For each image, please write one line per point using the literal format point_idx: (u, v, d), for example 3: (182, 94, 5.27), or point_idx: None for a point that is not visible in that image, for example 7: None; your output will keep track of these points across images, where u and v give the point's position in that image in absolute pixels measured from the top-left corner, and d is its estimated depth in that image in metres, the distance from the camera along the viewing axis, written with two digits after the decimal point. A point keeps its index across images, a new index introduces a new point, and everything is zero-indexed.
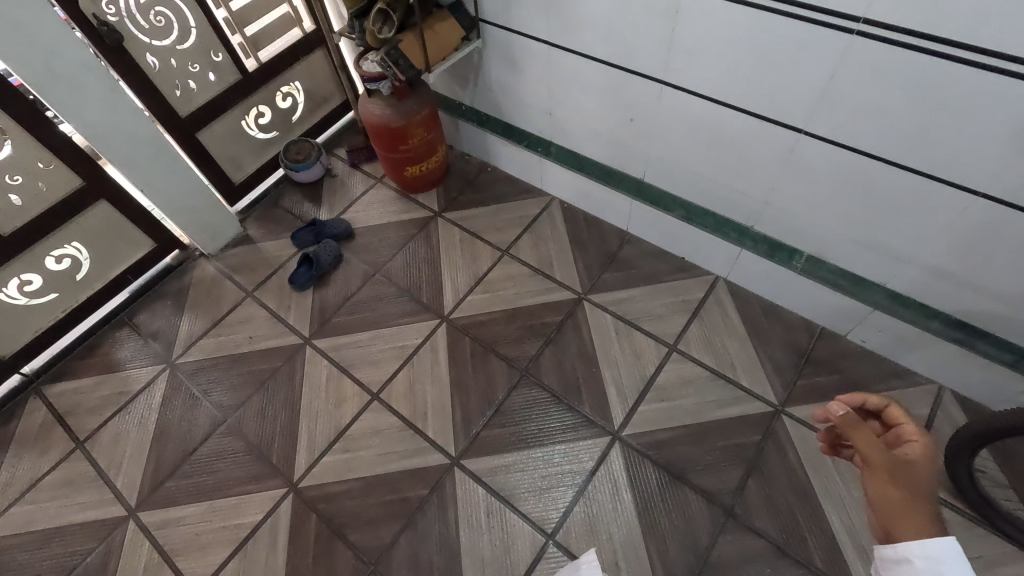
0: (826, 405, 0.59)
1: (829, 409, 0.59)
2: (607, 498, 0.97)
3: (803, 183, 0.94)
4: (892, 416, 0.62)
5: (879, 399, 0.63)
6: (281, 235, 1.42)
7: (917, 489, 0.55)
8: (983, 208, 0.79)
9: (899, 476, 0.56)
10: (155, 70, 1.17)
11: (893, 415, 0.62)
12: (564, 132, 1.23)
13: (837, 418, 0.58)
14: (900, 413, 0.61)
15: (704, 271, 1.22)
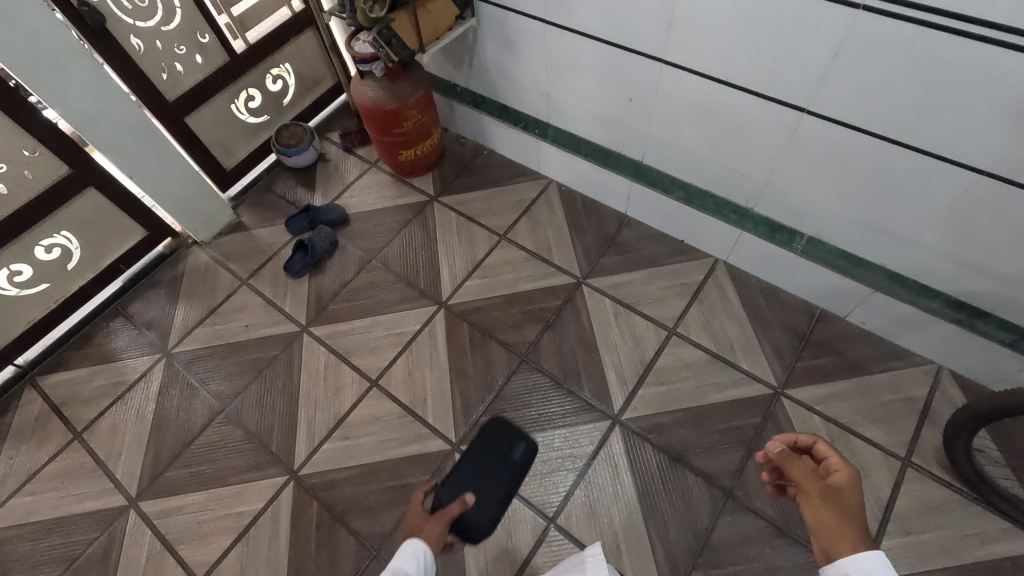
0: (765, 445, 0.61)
1: (768, 448, 0.61)
2: (607, 481, 0.98)
3: (805, 164, 0.92)
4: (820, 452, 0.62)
5: (809, 437, 0.63)
6: (274, 221, 1.40)
7: (850, 516, 0.56)
8: (987, 188, 0.77)
9: (833, 502, 0.57)
10: (140, 52, 1.13)
11: (821, 450, 0.62)
12: (561, 113, 1.21)
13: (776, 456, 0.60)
14: (827, 449, 0.61)
15: (704, 254, 1.21)
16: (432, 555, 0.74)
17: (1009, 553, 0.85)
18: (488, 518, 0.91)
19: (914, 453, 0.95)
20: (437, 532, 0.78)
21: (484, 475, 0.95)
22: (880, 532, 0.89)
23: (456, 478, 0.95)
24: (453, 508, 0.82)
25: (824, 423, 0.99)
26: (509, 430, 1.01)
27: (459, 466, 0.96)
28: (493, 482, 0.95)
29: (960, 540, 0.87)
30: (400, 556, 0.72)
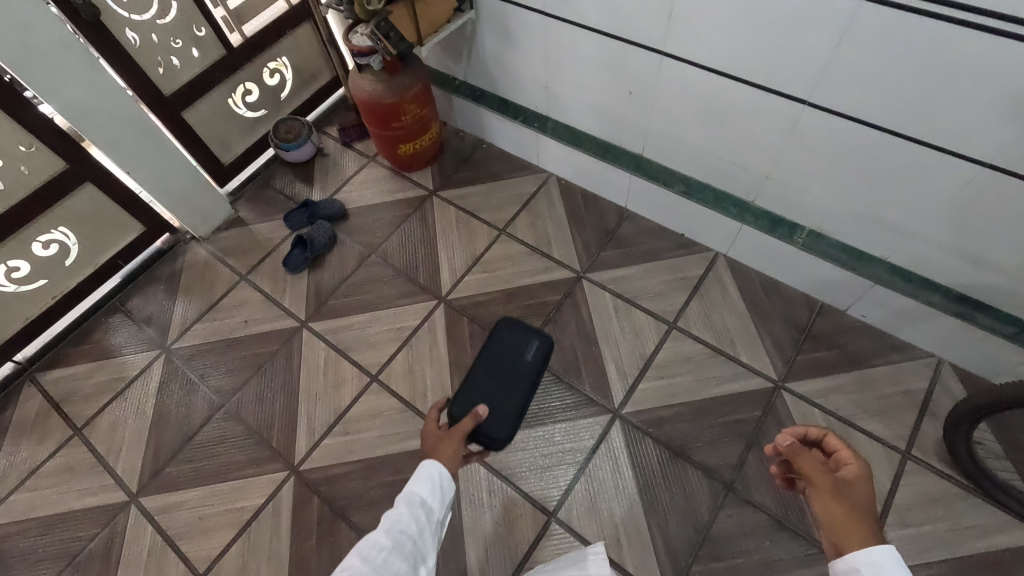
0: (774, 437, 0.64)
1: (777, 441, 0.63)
2: (608, 475, 0.98)
3: (806, 156, 0.92)
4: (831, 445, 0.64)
5: (819, 430, 0.66)
6: (273, 217, 1.39)
7: (862, 509, 0.57)
8: (989, 180, 0.77)
9: (844, 497, 0.58)
10: (136, 46, 1.12)
11: (831, 444, 0.64)
12: (560, 106, 1.20)
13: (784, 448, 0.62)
14: (837, 441, 0.63)
15: (704, 248, 1.21)
16: (450, 474, 0.69)
17: (1008, 545, 0.86)
18: (512, 420, 0.87)
19: (914, 446, 0.95)
20: (453, 450, 0.73)
21: (499, 381, 0.92)
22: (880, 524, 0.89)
23: (469, 393, 0.91)
24: (468, 422, 0.77)
25: (824, 416, 0.99)
26: (518, 333, 0.98)
27: (471, 380, 0.92)
28: (511, 386, 0.91)
29: (960, 532, 0.88)
30: (416, 477, 0.67)
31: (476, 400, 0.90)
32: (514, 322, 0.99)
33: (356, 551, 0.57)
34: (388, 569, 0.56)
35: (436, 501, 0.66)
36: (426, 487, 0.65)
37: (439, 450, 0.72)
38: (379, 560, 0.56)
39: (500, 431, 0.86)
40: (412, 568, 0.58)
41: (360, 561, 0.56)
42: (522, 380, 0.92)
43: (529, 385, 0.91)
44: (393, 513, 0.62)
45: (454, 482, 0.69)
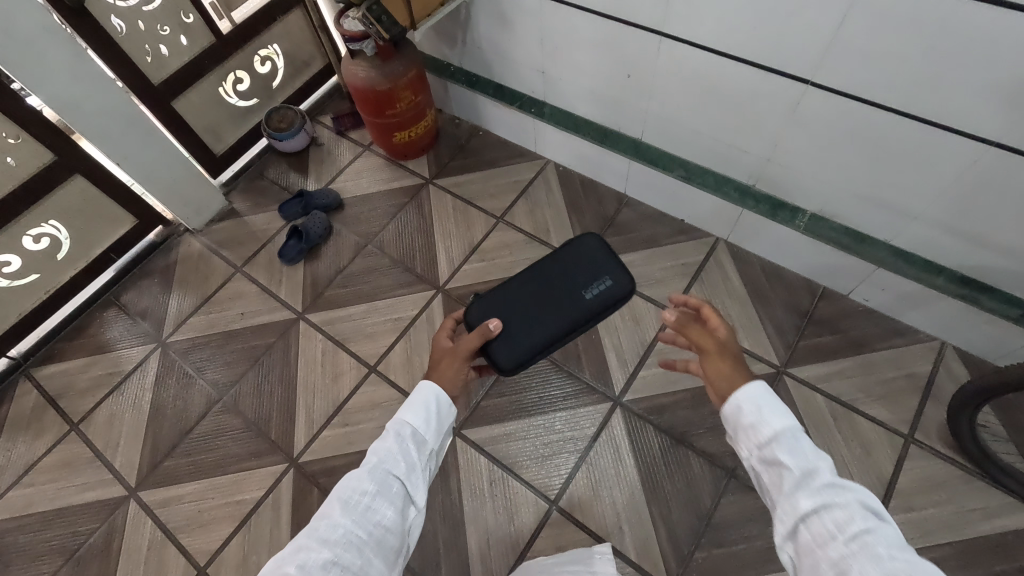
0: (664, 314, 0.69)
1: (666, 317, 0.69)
2: (609, 463, 0.97)
3: (808, 138, 0.90)
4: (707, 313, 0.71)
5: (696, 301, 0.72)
6: (267, 208, 1.37)
7: (739, 360, 0.63)
8: (996, 160, 0.75)
9: (724, 353, 0.64)
10: (121, 34, 1.10)
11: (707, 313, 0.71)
12: (557, 91, 1.18)
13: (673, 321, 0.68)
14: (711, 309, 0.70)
15: (705, 234, 1.19)
16: (448, 399, 0.65)
17: (1011, 528, 0.85)
18: (525, 356, 0.82)
19: (917, 430, 0.94)
20: (451, 374, 0.70)
21: (542, 305, 0.85)
22: (882, 508, 0.89)
23: (503, 303, 0.85)
24: (477, 338, 0.74)
25: (826, 401, 0.99)
26: (587, 263, 0.87)
27: (514, 287, 0.86)
28: (546, 317, 0.84)
29: (963, 515, 0.87)
30: (408, 406, 0.63)
31: (506, 311, 0.85)
32: (601, 248, 0.88)
33: (335, 496, 0.54)
34: (371, 515, 0.53)
35: (429, 432, 0.62)
36: (416, 418, 0.62)
37: (441, 368, 0.71)
38: (361, 507, 0.54)
39: (507, 358, 0.81)
40: (400, 511, 0.55)
41: (338, 509, 0.53)
42: (565, 316, 0.84)
43: (567, 326, 0.83)
44: (381, 447, 0.59)
45: (453, 406, 0.66)
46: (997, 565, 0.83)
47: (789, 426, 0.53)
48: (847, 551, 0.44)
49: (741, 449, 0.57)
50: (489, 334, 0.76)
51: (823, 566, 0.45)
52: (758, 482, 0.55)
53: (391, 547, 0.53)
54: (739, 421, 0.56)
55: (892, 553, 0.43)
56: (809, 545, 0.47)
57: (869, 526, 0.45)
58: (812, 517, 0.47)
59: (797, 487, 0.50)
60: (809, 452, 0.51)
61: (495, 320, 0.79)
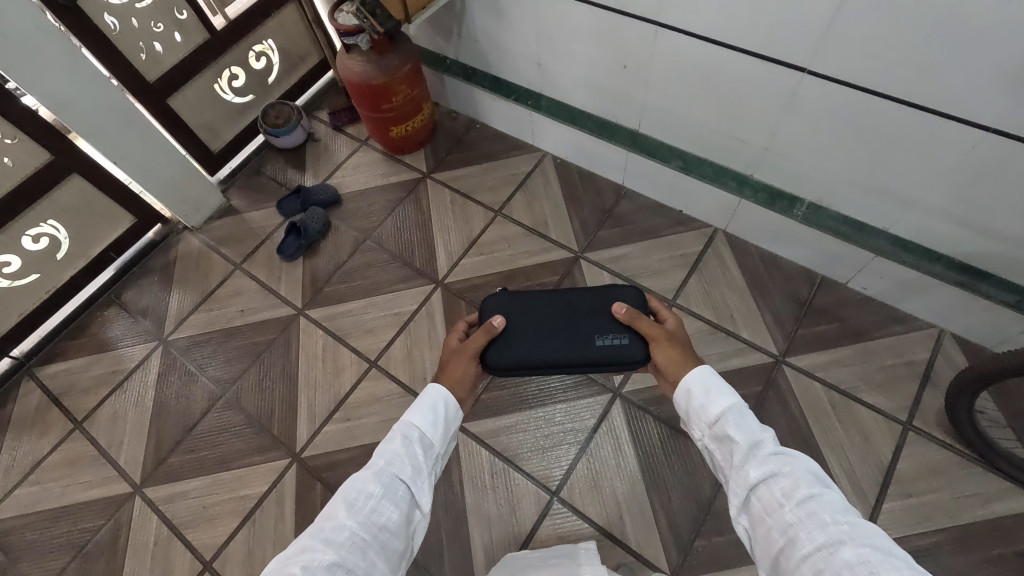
0: (616, 309, 0.79)
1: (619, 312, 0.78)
2: (609, 454, 0.98)
3: (806, 126, 0.90)
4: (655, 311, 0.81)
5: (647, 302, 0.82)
6: (265, 204, 1.37)
7: (684, 345, 0.73)
8: (995, 146, 0.75)
9: (672, 339, 0.73)
10: (115, 32, 1.10)
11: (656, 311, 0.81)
12: (554, 82, 1.17)
13: (625, 315, 0.78)
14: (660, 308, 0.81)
15: (703, 224, 1.19)
16: (455, 404, 0.67)
17: (1008, 512, 0.86)
18: (513, 364, 0.82)
19: (916, 417, 0.95)
20: (461, 375, 0.73)
21: (552, 332, 0.84)
22: (881, 494, 0.90)
23: (520, 312, 0.86)
24: (482, 336, 0.78)
25: (825, 389, 0.99)
26: (610, 315, 0.85)
27: (539, 303, 0.87)
28: (549, 343, 0.83)
29: (961, 501, 0.88)
30: (415, 408, 0.65)
31: (517, 318, 0.86)
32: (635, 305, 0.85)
33: (340, 497, 0.55)
34: (376, 518, 0.54)
35: (435, 435, 0.63)
36: (423, 421, 0.63)
37: (451, 368, 0.75)
38: (366, 509, 0.54)
39: (497, 360, 0.82)
40: (404, 514, 0.56)
41: (344, 510, 0.53)
42: (570, 349, 0.83)
43: (562, 360, 0.82)
44: (387, 449, 0.60)
45: (460, 413, 0.67)
46: (995, 549, 0.84)
47: (733, 402, 0.57)
48: (794, 515, 0.47)
49: (694, 429, 0.61)
50: (493, 331, 0.80)
51: (774, 531, 0.48)
52: (712, 460, 0.59)
53: (394, 550, 0.53)
54: (690, 402, 0.61)
55: (835, 514, 0.46)
56: (761, 513, 0.50)
57: (813, 491, 0.48)
58: (761, 486, 0.51)
59: (745, 459, 0.53)
60: (754, 426, 0.56)
61: (500, 318, 0.82)
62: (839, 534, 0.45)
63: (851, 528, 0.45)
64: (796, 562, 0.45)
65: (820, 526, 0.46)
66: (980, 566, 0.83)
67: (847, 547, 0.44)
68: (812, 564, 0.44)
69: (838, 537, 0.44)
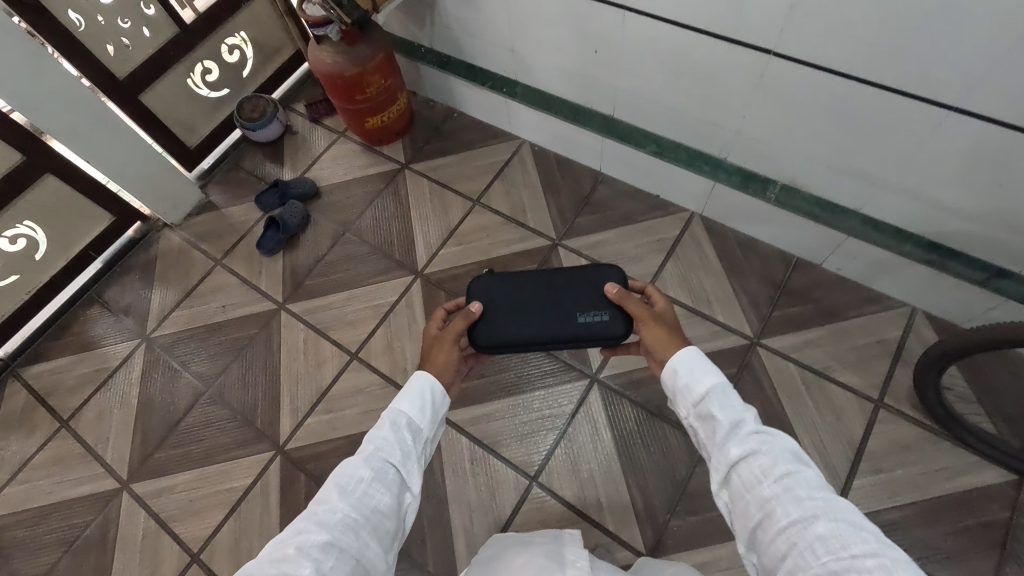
0: (607, 289, 0.78)
1: (610, 291, 0.77)
2: (586, 438, 0.99)
3: (775, 108, 0.90)
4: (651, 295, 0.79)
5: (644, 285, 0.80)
6: (244, 199, 1.37)
7: (670, 326, 0.70)
8: (959, 124, 0.75)
9: (658, 320, 0.71)
10: (81, 29, 1.09)
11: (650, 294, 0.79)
12: (527, 69, 1.16)
13: (615, 295, 0.76)
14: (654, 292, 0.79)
15: (680, 209, 1.20)
16: (442, 389, 0.67)
17: (975, 485, 0.88)
18: (500, 339, 0.83)
19: (887, 394, 0.96)
20: (444, 363, 0.71)
21: (537, 308, 0.85)
22: (851, 472, 0.91)
23: (507, 288, 0.87)
24: (461, 321, 0.78)
25: (798, 370, 1.00)
26: (595, 292, 0.85)
27: (526, 279, 0.88)
28: (535, 319, 0.84)
29: (929, 475, 0.90)
30: (403, 396, 0.64)
31: (504, 295, 0.86)
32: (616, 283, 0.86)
33: (332, 482, 0.54)
34: (368, 501, 0.53)
35: (424, 420, 0.63)
36: (412, 408, 0.63)
37: (434, 355, 0.73)
38: (358, 492, 0.53)
39: (484, 336, 0.83)
40: (395, 497, 0.55)
41: (336, 494, 0.53)
42: (552, 328, 0.83)
43: (547, 335, 0.83)
44: (377, 435, 0.59)
45: (447, 396, 0.67)
46: (961, 521, 0.86)
47: (718, 382, 0.57)
48: (771, 491, 0.47)
49: (680, 408, 0.61)
50: (472, 317, 0.80)
51: (752, 506, 0.48)
52: (696, 438, 0.59)
53: (387, 531, 0.53)
54: (676, 383, 0.61)
55: (811, 491, 0.46)
56: (740, 489, 0.50)
57: (791, 468, 0.48)
58: (740, 464, 0.51)
59: (727, 437, 0.53)
60: (737, 405, 0.55)
61: (479, 303, 0.82)
62: (813, 509, 0.45)
63: (825, 504, 0.45)
64: (772, 535, 0.46)
65: (796, 501, 0.46)
66: (947, 538, 0.85)
67: (820, 522, 0.44)
68: (786, 537, 0.44)
69: (812, 512, 0.44)
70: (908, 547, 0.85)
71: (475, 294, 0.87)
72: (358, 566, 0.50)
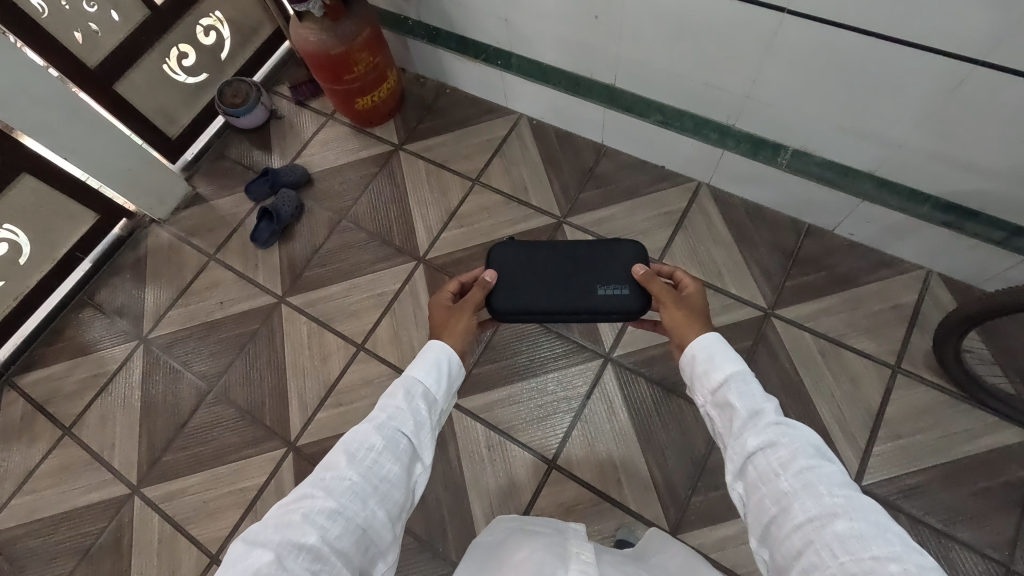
0: (632, 269, 0.75)
1: (635, 272, 0.74)
2: (603, 418, 0.98)
3: (788, 69, 0.85)
4: (679, 278, 0.75)
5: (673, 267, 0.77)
6: (233, 189, 1.31)
7: (694, 309, 0.68)
8: (982, 79, 0.72)
9: (682, 303, 0.69)
10: (44, 15, 1.02)
11: (679, 276, 0.75)
12: (522, 40, 1.11)
13: (639, 275, 0.73)
14: (682, 274, 0.75)
15: (686, 179, 1.16)
16: (458, 361, 0.64)
17: (993, 446, 0.88)
18: (519, 310, 0.81)
19: (904, 359, 0.96)
20: (462, 330, 0.69)
21: (557, 280, 0.82)
22: (870, 439, 0.91)
23: (527, 259, 0.84)
24: (478, 292, 0.75)
25: (814, 339, 0.99)
26: (616, 265, 0.83)
27: (547, 251, 0.84)
28: (556, 291, 0.81)
29: (949, 438, 0.90)
30: (417, 365, 0.61)
31: (523, 266, 0.83)
32: (634, 260, 0.83)
33: (341, 448, 0.51)
34: (378, 470, 0.50)
35: (439, 391, 0.60)
36: (427, 377, 0.60)
37: (451, 326, 0.70)
38: (368, 461, 0.50)
39: (503, 303, 0.81)
40: (406, 467, 0.52)
41: (344, 461, 0.50)
42: (570, 299, 0.81)
43: (566, 307, 0.80)
44: (389, 404, 0.56)
45: (462, 368, 0.65)
46: (981, 483, 0.86)
47: (737, 369, 0.55)
48: (789, 485, 0.45)
49: (697, 395, 0.59)
50: (488, 286, 0.77)
51: (767, 499, 0.46)
52: (712, 426, 0.57)
53: (396, 501, 0.50)
54: (694, 368, 0.59)
55: (831, 488, 0.44)
56: (755, 482, 0.48)
57: (812, 463, 0.46)
58: (758, 455, 0.49)
59: (745, 427, 0.51)
60: (757, 394, 0.53)
61: (492, 271, 0.79)
62: (833, 506, 0.42)
63: (847, 502, 0.42)
64: (787, 531, 0.43)
65: (814, 497, 0.43)
66: (968, 499, 0.86)
67: (840, 519, 0.41)
68: (802, 534, 0.42)
69: (831, 509, 0.42)
70: (929, 511, 0.86)
71: (493, 262, 0.84)
72: (365, 537, 0.47)
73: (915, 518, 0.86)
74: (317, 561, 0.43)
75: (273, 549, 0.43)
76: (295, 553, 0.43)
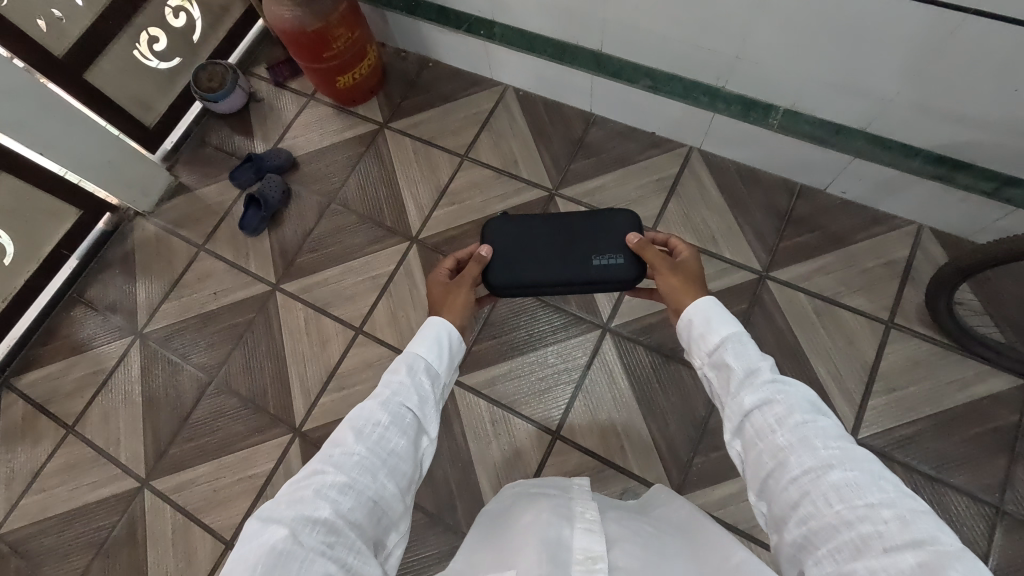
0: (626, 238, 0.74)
1: (629, 240, 0.74)
2: (604, 387, 0.99)
3: (778, 27, 0.83)
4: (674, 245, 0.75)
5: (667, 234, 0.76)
6: (217, 177, 1.29)
7: (690, 275, 0.68)
8: (975, 28, 0.70)
9: (678, 270, 0.69)
10: (5, 4, 0.98)
11: (674, 243, 0.75)
12: (504, 8, 1.08)
13: (633, 244, 0.73)
14: (676, 241, 0.74)
15: (677, 144, 1.15)
16: (458, 336, 0.64)
17: (984, 394, 0.90)
18: (517, 284, 0.81)
19: (898, 314, 0.97)
20: (461, 305, 0.70)
21: (553, 253, 0.82)
22: (865, 394, 0.93)
23: (521, 233, 0.83)
24: (474, 267, 0.75)
25: (809, 299, 1.00)
26: (611, 234, 0.82)
27: (541, 223, 0.84)
28: (552, 263, 0.81)
29: (942, 389, 0.92)
30: (418, 341, 0.61)
31: (518, 240, 0.83)
32: (629, 229, 0.83)
33: (347, 425, 0.51)
34: (385, 444, 0.50)
35: (441, 365, 0.61)
36: (428, 353, 0.60)
37: (449, 302, 0.70)
38: (374, 436, 0.51)
39: (499, 278, 0.81)
40: (412, 441, 0.52)
41: (352, 437, 0.50)
42: (566, 271, 0.81)
43: (562, 279, 0.80)
44: (392, 380, 0.56)
45: (463, 342, 0.65)
46: (972, 429, 0.89)
47: (733, 330, 0.56)
48: (785, 439, 0.46)
49: (694, 357, 0.59)
50: (483, 260, 0.77)
51: (765, 454, 0.47)
52: (709, 387, 0.58)
53: (404, 473, 0.51)
54: (692, 331, 0.60)
55: (826, 440, 0.45)
56: (752, 438, 0.49)
57: (807, 417, 0.47)
58: (755, 412, 0.49)
59: (741, 386, 0.52)
60: (753, 353, 0.54)
61: (487, 246, 0.79)
62: (828, 458, 0.43)
63: (842, 453, 0.44)
64: (784, 484, 0.45)
65: (810, 450, 0.44)
66: (960, 446, 0.88)
67: (835, 470, 0.42)
68: (798, 485, 0.43)
69: (827, 461, 0.43)
70: (923, 459, 0.88)
71: (488, 237, 0.84)
72: (377, 508, 0.47)
73: (910, 466, 0.88)
74: (332, 534, 0.44)
75: (286, 524, 0.43)
76: (310, 527, 0.43)
